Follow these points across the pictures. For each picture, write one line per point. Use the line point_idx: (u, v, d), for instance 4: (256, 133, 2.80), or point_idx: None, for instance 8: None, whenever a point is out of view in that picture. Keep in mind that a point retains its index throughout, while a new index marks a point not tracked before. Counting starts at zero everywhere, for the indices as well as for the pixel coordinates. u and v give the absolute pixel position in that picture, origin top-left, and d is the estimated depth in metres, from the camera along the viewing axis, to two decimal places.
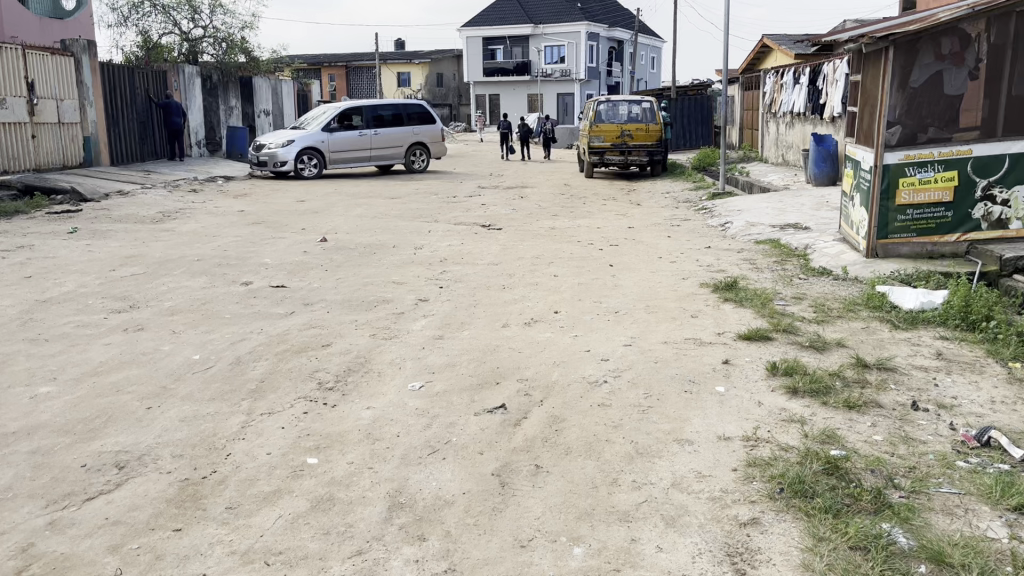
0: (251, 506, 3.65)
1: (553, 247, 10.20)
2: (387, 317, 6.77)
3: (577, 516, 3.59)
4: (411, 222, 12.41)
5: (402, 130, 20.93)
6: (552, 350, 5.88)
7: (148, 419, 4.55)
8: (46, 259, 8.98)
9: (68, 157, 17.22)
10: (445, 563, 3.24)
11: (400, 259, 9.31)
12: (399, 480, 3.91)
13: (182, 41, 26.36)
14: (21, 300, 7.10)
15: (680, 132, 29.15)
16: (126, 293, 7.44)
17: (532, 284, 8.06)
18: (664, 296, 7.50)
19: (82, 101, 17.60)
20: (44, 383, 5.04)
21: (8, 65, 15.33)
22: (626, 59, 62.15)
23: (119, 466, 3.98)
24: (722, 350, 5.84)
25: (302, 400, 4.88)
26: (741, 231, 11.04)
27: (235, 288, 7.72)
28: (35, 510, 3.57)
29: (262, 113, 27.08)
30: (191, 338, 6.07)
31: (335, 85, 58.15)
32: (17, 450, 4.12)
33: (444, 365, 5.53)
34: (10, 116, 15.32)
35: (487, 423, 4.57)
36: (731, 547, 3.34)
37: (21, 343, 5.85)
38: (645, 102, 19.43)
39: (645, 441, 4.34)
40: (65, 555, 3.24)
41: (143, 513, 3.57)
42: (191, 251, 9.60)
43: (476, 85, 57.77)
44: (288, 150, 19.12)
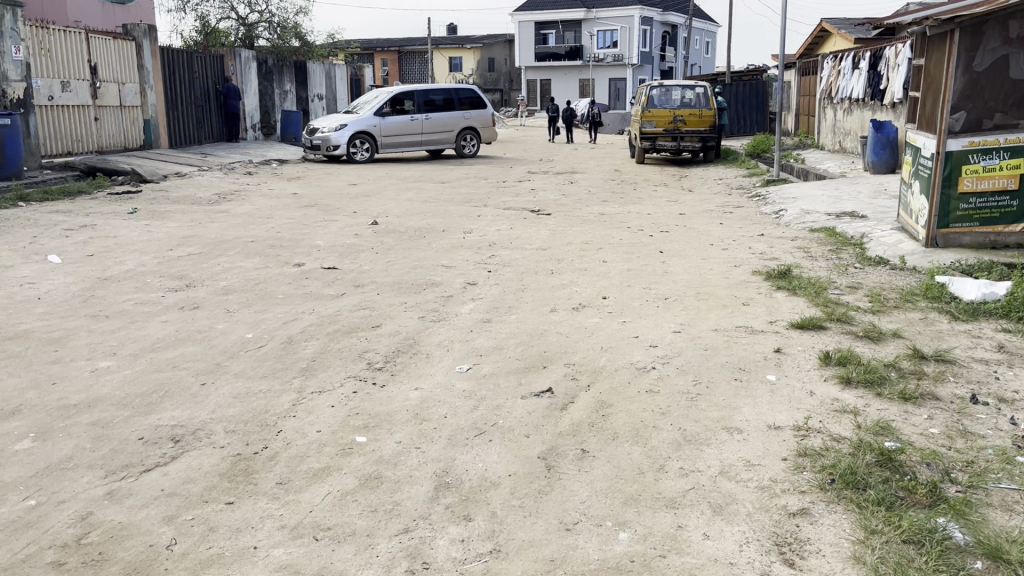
0: (300, 482, 3.71)
1: (603, 233, 10.14)
2: (436, 300, 6.81)
3: (623, 501, 3.57)
4: (461, 206, 12.45)
5: (453, 115, 20.98)
6: (599, 335, 5.86)
7: (202, 395, 4.65)
8: (108, 238, 9.23)
9: (129, 140, 17.66)
10: (490, 544, 3.25)
11: (450, 243, 9.35)
12: (446, 461, 3.93)
13: (239, 26, 26.76)
14: (84, 278, 7.31)
15: (734, 118, 28.77)
16: (182, 272, 7.60)
17: (580, 269, 8.03)
18: (716, 283, 7.41)
19: (143, 85, 17.99)
20: (104, 358, 5.20)
21: (72, 50, 15.72)
22: (681, 43, 61.31)
23: (175, 441, 4.08)
24: (775, 338, 5.75)
25: (352, 379, 4.96)
26: (796, 220, 10.82)
27: (288, 269, 7.84)
28: (94, 480, 3.68)
29: (315, 97, 27.39)
30: (244, 317, 6.19)
31: (388, 69, 58.52)
32: (78, 422, 4.26)
33: (491, 348, 5.55)
34: (74, 99, 15.74)
35: (534, 406, 4.57)
36: (780, 537, 3.30)
37: (83, 318, 6.04)
38: (698, 88, 19.21)
39: (693, 429, 4.29)
40: (122, 524, 3.34)
41: (197, 485, 3.66)
42: (246, 232, 9.78)
43: (527, 70, 57.74)
44: (341, 134, 19.32)
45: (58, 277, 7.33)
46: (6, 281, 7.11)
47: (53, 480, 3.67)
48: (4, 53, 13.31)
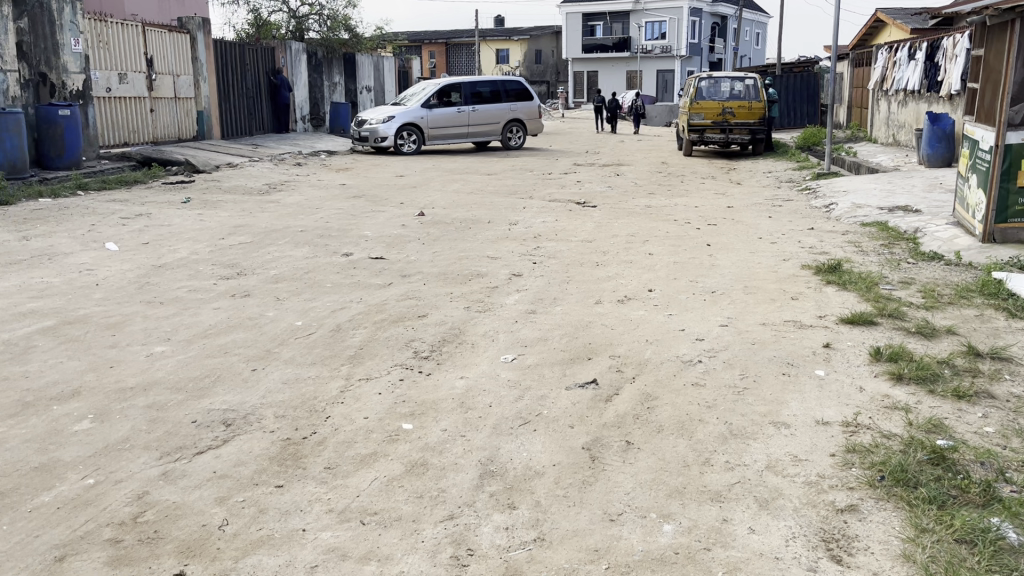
0: (348, 467, 3.77)
1: (650, 225, 10.06)
2: (481, 290, 6.84)
3: (667, 494, 3.57)
4: (506, 198, 12.46)
5: (500, 107, 20.99)
6: (645, 328, 5.84)
7: (253, 380, 4.75)
8: (162, 227, 9.44)
9: (183, 131, 18.03)
10: (535, 532, 3.27)
11: (496, 235, 9.38)
12: (491, 449, 3.96)
13: (290, 18, 27.07)
14: (140, 265, 7.50)
15: (785, 110, 28.33)
16: (234, 261, 7.75)
17: (626, 261, 7.99)
18: (764, 277, 7.32)
19: (196, 77, 18.34)
20: (159, 343, 5.33)
21: (128, 42, 16.08)
22: (731, 35, 60.52)
23: (226, 424, 4.17)
24: (824, 333, 5.66)
25: (398, 367, 5.01)
26: (847, 214, 10.60)
27: (337, 259, 7.93)
28: (150, 461, 3.78)
29: (364, 89, 27.64)
30: (294, 305, 6.29)
31: (435, 62, 58.71)
32: (134, 404, 4.38)
33: (537, 339, 5.56)
34: (130, 91, 16.11)
35: (578, 398, 4.57)
36: (827, 534, 3.26)
37: (139, 304, 6.20)
38: (748, 79, 18.94)
39: (740, 423, 4.26)
40: (176, 504, 3.43)
41: (248, 468, 3.74)
42: (296, 222, 9.91)
43: (574, 62, 57.51)
44: (388, 126, 19.46)
45: (115, 264, 7.53)
46: (66, 268, 7.33)
47: (110, 460, 3.78)
48: (63, 45, 13.66)
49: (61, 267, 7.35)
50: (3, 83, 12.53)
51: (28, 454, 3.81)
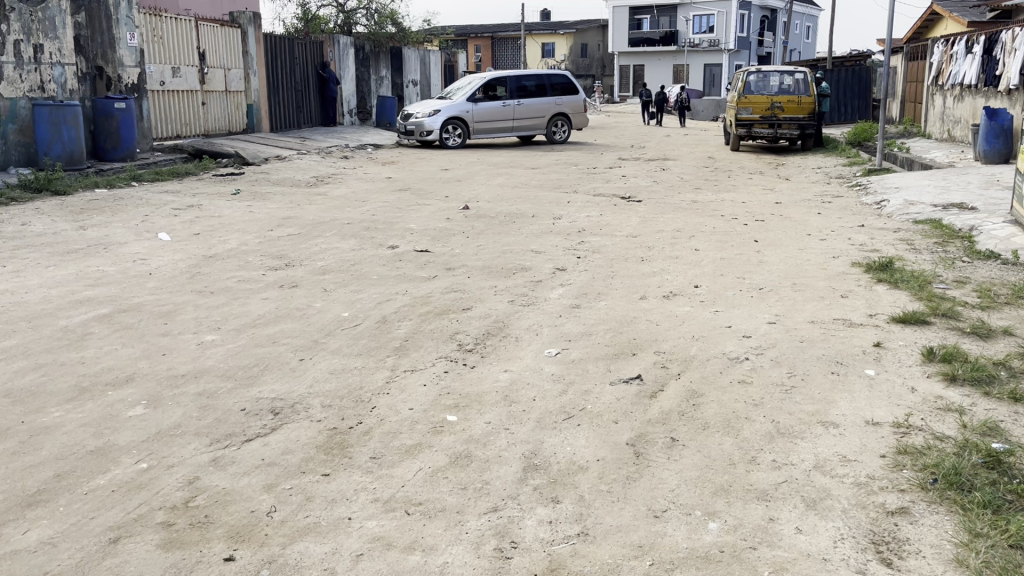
0: (393, 458, 3.81)
1: (696, 221, 9.96)
2: (525, 284, 6.83)
3: (713, 491, 3.54)
4: (551, 192, 12.43)
5: (546, 101, 20.93)
6: (691, 324, 5.78)
7: (301, 369, 4.82)
8: (212, 218, 9.60)
9: (233, 124, 18.33)
10: (578, 527, 3.27)
11: (540, 229, 9.36)
12: (535, 443, 3.96)
13: (338, 13, 27.31)
14: (191, 255, 7.65)
15: (836, 105, 27.80)
16: (282, 252, 7.86)
17: (672, 257, 7.92)
18: (813, 275, 7.20)
19: (246, 71, 18.63)
20: (209, 332, 5.42)
21: (181, 37, 16.38)
22: (781, 28, 59.61)
23: (274, 413, 4.24)
24: (874, 332, 5.56)
25: (443, 360, 5.04)
26: (899, 211, 10.38)
27: (382, 251, 8.00)
28: (200, 447, 3.86)
29: (410, 83, 27.84)
30: (340, 296, 6.35)
31: (481, 55, 58.65)
32: (186, 391, 4.47)
33: (580, 333, 5.54)
34: (183, 84, 16.42)
35: (622, 393, 4.55)
36: (877, 536, 3.20)
37: (190, 294, 6.32)
38: (797, 73, 18.63)
39: (787, 421, 4.20)
40: (226, 490, 3.49)
41: (296, 456, 3.79)
42: (343, 214, 10.01)
43: (620, 56, 57.10)
44: (434, 120, 19.53)
45: (167, 254, 7.68)
46: (121, 257, 7.50)
47: (162, 446, 3.86)
48: (119, 39, 13.96)
49: (115, 257, 7.52)
50: (61, 76, 12.88)
51: (85, 438, 3.91)
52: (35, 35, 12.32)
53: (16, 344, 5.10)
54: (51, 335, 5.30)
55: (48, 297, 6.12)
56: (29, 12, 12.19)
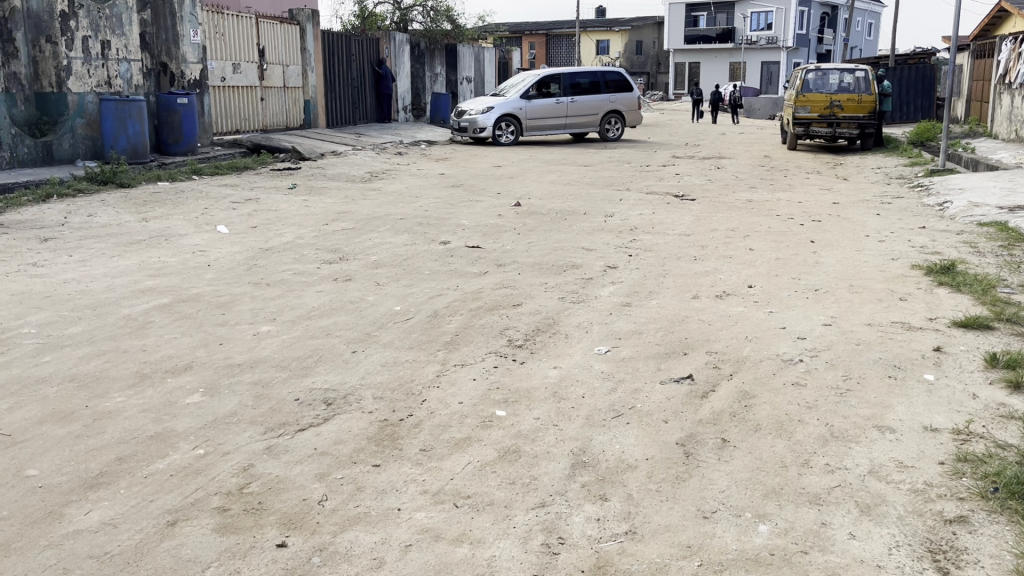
0: (443, 450, 3.84)
1: (751, 220, 9.83)
2: (576, 282, 6.82)
3: (764, 494, 3.49)
4: (603, 190, 12.37)
5: (600, 98, 20.82)
6: (744, 324, 5.71)
7: (353, 361, 4.89)
8: (269, 211, 9.78)
9: (290, 119, 18.65)
10: (626, 525, 3.26)
11: (591, 226, 9.34)
12: (584, 440, 3.96)
13: (395, 11, 27.55)
14: (248, 248, 7.80)
15: (897, 104, 27.15)
16: (336, 246, 7.97)
17: (725, 256, 7.84)
18: (871, 277, 7.05)
19: (305, 67, 18.94)
20: (265, 323, 5.53)
21: (242, 34, 16.70)
22: (841, 25, 58.41)
23: (327, 403, 4.31)
24: (934, 336, 5.41)
25: (493, 355, 5.07)
26: (961, 213, 10.09)
27: (434, 246, 8.07)
28: (255, 435, 3.94)
29: (465, 80, 28.03)
30: (392, 291, 6.42)
31: (535, 53, 58.59)
32: (242, 379, 4.58)
33: (631, 332, 5.51)
34: (243, 80, 16.76)
35: (672, 393, 4.51)
36: (934, 544, 3.13)
37: (247, 285, 6.45)
38: (858, 71, 18.21)
39: (842, 425, 4.12)
40: (279, 477, 3.57)
41: (347, 446, 3.85)
42: (396, 210, 10.10)
43: (676, 53, 56.54)
44: (487, 117, 19.61)
45: (225, 246, 7.84)
46: (181, 248, 7.70)
47: (219, 433, 3.95)
48: (183, 36, 14.30)
49: (176, 248, 7.73)
50: (126, 71, 13.26)
51: (145, 423, 4.03)
52: (102, 32, 12.71)
53: (81, 331, 5.27)
54: (115, 322, 5.46)
55: (113, 286, 6.31)
56: (97, 8, 12.57)
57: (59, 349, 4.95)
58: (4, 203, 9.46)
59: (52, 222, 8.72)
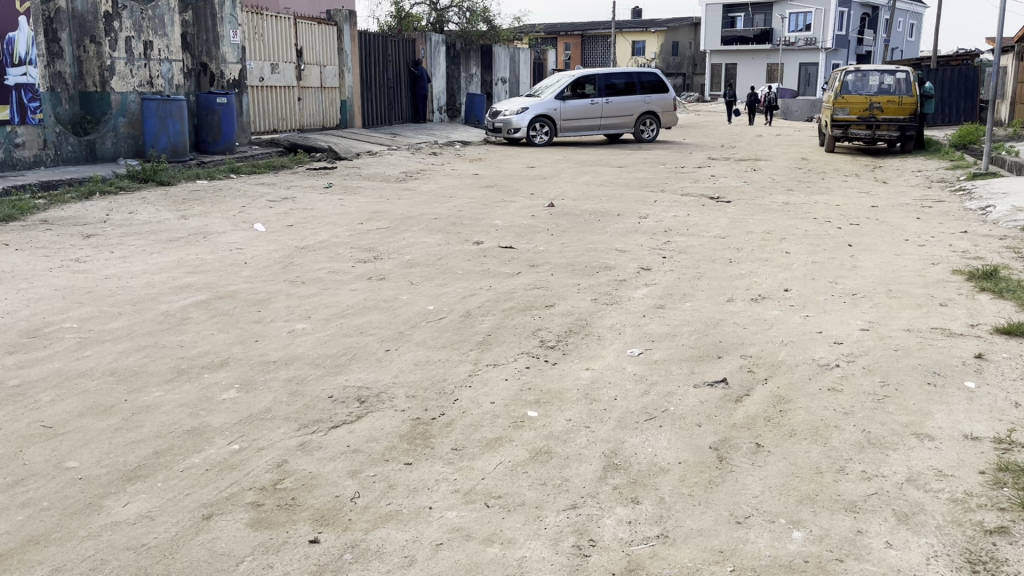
0: (474, 450, 3.85)
1: (788, 223, 9.71)
2: (609, 283, 6.80)
3: (798, 500, 3.44)
4: (638, 191, 12.32)
5: (635, 99, 20.72)
6: (779, 328, 5.65)
7: (386, 360, 4.92)
8: (306, 210, 9.88)
9: (327, 119, 18.81)
10: (658, 528, 3.23)
11: (625, 228, 9.30)
12: (616, 442, 3.94)
13: (431, 11, 27.68)
14: (284, 246, 7.88)
15: (939, 106, 26.68)
16: (371, 245, 8.03)
17: (761, 259, 7.75)
18: (910, 282, 6.93)
19: (341, 67, 19.10)
20: (300, 321, 5.59)
21: (281, 34, 16.90)
22: (882, 26, 57.53)
23: (361, 401, 4.33)
24: (975, 343, 5.31)
25: (525, 356, 5.06)
26: (1005, 217, 9.87)
27: (468, 246, 8.08)
28: (289, 431, 3.98)
29: (500, 80, 28.08)
30: (426, 290, 6.45)
31: (570, 53, 58.50)
32: (277, 376, 4.63)
33: (665, 334, 5.48)
34: (281, 80, 16.95)
35: (706, 396, 4.48)
36: (973, 555, 3.07)
37: (283, 283, 6.52)
38: (899, 72, 17.90)
39: (880, 432, 4.06)
40: (312, 474, 3.59)
41: (379, 444, 3.87)
42: (430, 210, 10.14)
43: (712, 55, 56.11)
44: (522, 117, 19.62)
45: (262, 244, 7.94)
46: (219, 246, 7.80)
47: (253, 428, 4.00)
48: (223, 37, 14.49)
49: (214, 245, 7.84)
50: (168, 71, 13.49)
51: (182, 418, 4.08)
52: (145, 32, 12.95)
53: (122, 326, 5.36)
54: (154, 318, 5.55)
55: (151, 283, 6.41)
56: (140, 9, 12.81)
57: (100, 344, 5.04)
58: (48, 200, 9.65)
59: (94, 218, 8.89)
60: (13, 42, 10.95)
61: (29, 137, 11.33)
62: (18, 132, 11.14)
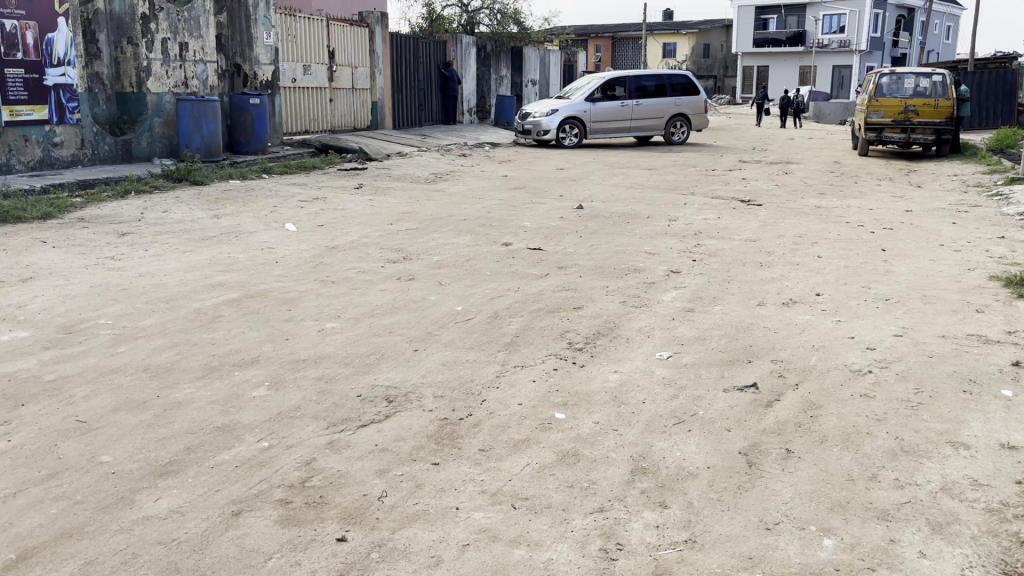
0: (502, 451, 3.84)
1: (820, 227, 9.61)
2: (638, 286, 6.76)
3: (829, 507, 3.40)
4: (668, 194, 12.27)
5: (666, 102, 20.61)
6: (811, 333, 5.58)
7: (415, 359, 4.93)
8: (336, 211, 9.96)
9: (358, 120, 18.94)
10: (686, 533, 3.21)
11: (654, 230, 9.25)
12: (644, 446, 3.92)
13: (462, 13, 27.77)
14: (315, 246, 7.94)
15: (975, 110, 26.26)
16: (400, 245, 8.06)
17: (792, 263, 7.68)
18: (945, 287, 6.82)
19: (373, 69, 19.22)
20: (330, 320, 5.62)
21: (314, 36, 17.04)
22: (918, 28, 56.73)
23: (389, 400, 4.35)
24: (1012, 350, 5.21)
25: (553, 357, 5.05)
26: None
27: (496, 247, 8.09)
28: (317, 430, 4.00)
29: (530, 82, 28.11)
30: (455, 290, 6.47)
31: (601, 55, 58.35)
32: (306, 374, 4.66)
33: (694, 338, 5.44)
34: (313, 81, 17.09)
35: (736, 400, 4.44)
36: (1009, 566, 3.00)
37: (313, 282, 6.57)
38: (936, 75, 17.59)
39: (913, 439, 3.99)
40: (340, 472, 3.61)
41: (407, 444, 3.88)
42: (460, 211, 10.17)
43: (744, 57, 55.70)
44: (551, 119, 19.62)
45: (293, 243, 8.01)
46: (251, 245, 7.89)
47: (283, 426, 4.03)
48: (257, 38, 14.64)
49: (246, 244, 7.93)
50: (202, 72, 13.65)
51: (213, 415, 4.13)
52: (180, 34, 13.13)
53: (155, 324, 5.43)
54: (186, 315, 5.62)
55: (184, 281, 6.48)
56: (177, 11, 12.99)
57: (133, 341, 5.10)
58: (85, 199, 9.81)
59: (129, 217, 9.02)
60: (52, 42, 11.19)
61: (67, 136, 11.55)
62: (56, 132, 11.36)
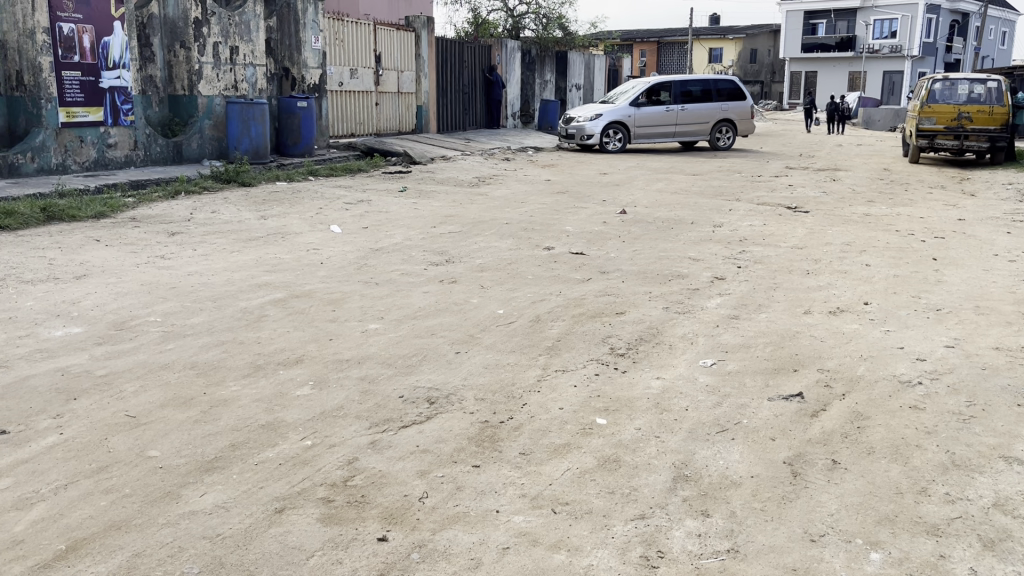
0: (542, 455, 3.83)
1: (868, 235, 9.43)
2: (682, 292, 6.70)
3: (876, 520, 3.33)
4: (712, 199, 12.13)
5: (711, 107, 20.41)
6: (858, 342, 5.47)
7: (456, 362, 4.95)
8: (380, 213, 10.04)
9: (403, 124, 19.10)
10: (729, 543, 3.17)
11: (698, 236, 9.16)
12: (686, 453, 3.87)
13: (508, 17, 27.85)
14: (359, 247, 8.02)
15: None
16: (443, 248, 8.10)
17: (840, 271, 7.55)
18: (1000, 298, 6.64)
19: (418, 73, 19.36)
20: (373, 321, 5.67)
21: (361, 40, 17.22)
22: (973, 33, 55.43)
23: (430, 402, 4.37)
24: None
25: (594, 362, 5.03)
26: None
27: (538, 252, 8.07)
28: (360, 430, 4.03)
29: (574, 87, 28.07)
30: (497, 294, 6.48)
31: (646, 60, 58.06)
32: (349, 374, 4.71)
33: (738, 345, 5.37)
34: (360, 85, 17.27)
35: (781, 410, 4.37)
36: None
37: (357, 283, 6.64)
38: (991, 81, 17.21)
39: (964, 454, 3.89)
40: (382, 472, 3.63)
41: (448, 446, 3.89)
42: (503, 215, 10.18)
43: (792, 62, 54.99)
44: (595, 124, 19.64)
45: (337, 245, 8.09)
46: (297, 245, 8.00)
47: (326, 425, 4.07)
48: (305, 42, 14.85)
49: (291, 245, 8.03)
50: (252, 76, 13.87)
51: (258, 412, 4.19)
52: (231, 38, 13.36)
53: (203, 322, 5.52)
54: (233, 314, 5.71)
55: (232, 280, 6.59)
56: (227, 16, 13.24)
57: (182, 338, 5.20)
58: (137, 199, 10.02)
59: (179, 217, 9.19)
60: (108, 46, 11.44)
61: (121, 138, 11.82)
62: (110, 133, 11.65)
